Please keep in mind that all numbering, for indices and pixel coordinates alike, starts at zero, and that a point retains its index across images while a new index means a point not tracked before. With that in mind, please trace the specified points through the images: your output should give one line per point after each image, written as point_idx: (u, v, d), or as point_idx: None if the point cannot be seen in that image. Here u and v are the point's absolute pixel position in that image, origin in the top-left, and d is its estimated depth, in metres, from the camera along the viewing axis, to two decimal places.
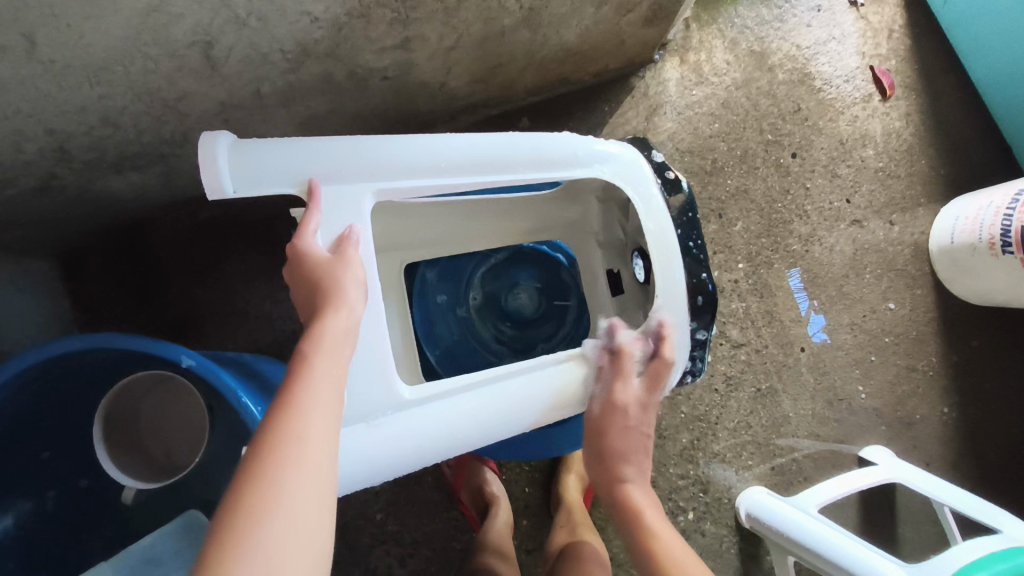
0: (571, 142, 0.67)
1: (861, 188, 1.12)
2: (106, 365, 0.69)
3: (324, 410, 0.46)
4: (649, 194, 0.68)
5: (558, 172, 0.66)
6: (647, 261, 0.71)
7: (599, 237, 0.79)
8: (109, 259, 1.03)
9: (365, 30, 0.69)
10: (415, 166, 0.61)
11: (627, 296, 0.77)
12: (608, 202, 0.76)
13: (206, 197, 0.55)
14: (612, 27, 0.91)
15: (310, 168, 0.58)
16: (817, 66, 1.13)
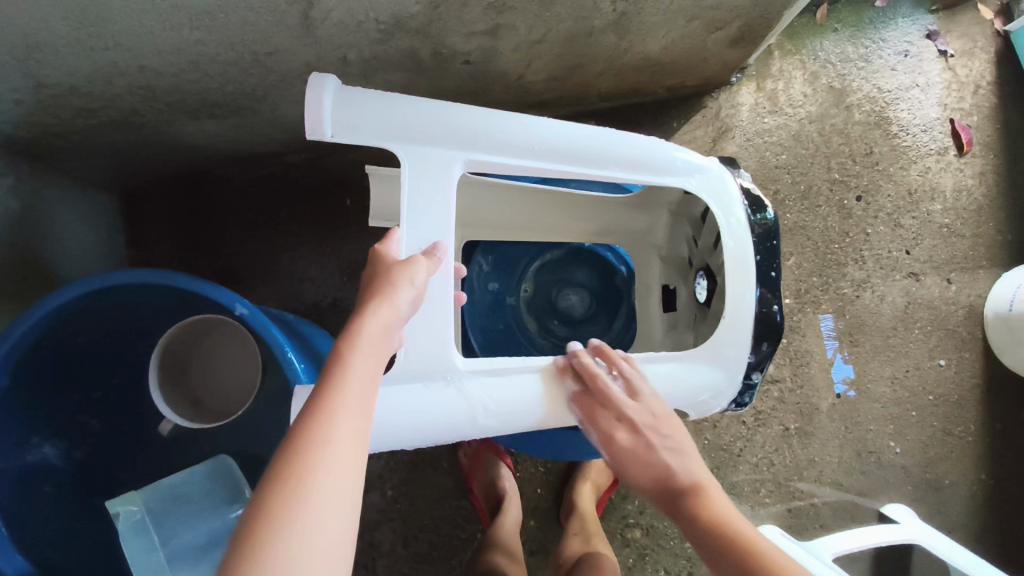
0: (663, 147, 0.65)
1: (923, 241, 1.10)
2: (160, 301, 0.71)
3: (356, 405, 0.47)
4: (733, 213, 0.65)
5: (643, 177, 0.65)
6: (711, 282, 0.69)
7: (662, 250, 0.79)
8: (168, 201, 1.06)
9: (460, 11, 0.69)
10: (506, 146, 0.60)
11: (678, 313, 0.76)
12: (679, 218, 0.76)
13: (306, 136, 0.55)
14: (697, 43, 0.90)
15: (405, 125, 0.57)
16: (896, 112, 1.11)
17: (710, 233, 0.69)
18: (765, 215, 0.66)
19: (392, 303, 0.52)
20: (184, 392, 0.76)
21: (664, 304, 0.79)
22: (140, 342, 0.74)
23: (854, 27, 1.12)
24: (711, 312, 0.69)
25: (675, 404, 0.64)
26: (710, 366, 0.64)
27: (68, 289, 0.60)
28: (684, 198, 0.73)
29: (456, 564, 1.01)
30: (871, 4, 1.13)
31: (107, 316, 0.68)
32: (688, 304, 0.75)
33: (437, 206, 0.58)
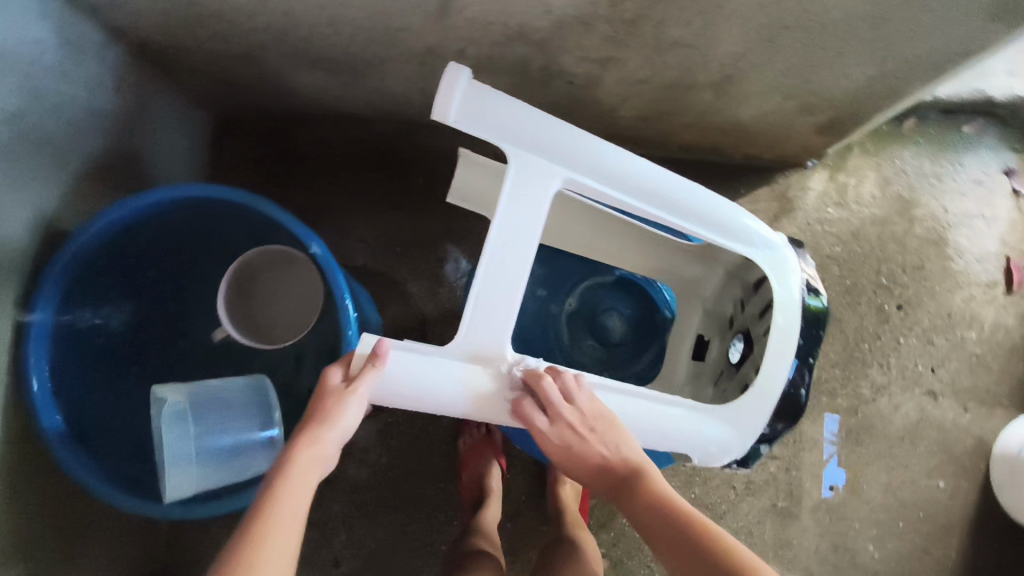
0: (741, 214, 0.69)
1: (951, 364, 1.12)
2: (247, 224, 0.80)
3: (283, 536, 0.50)
4: (791, 291, 0.69)
5: (716, 237, 0.68)
6: (746, 347, 0.73)
7: (707, 303, 0.82)
8: (258, 134, 1.12)
9: (580, 37, 0.74)
10: (606, 175, 0.63)
11: (705, 366, 0.81)
12: (733, 278, 0.79)
13: (431, 116, 0.57)
14: (786, 121, 0.95)
15: (523, 132, 0.60)
16: (956, 235, 1.14)
17: (762, 301, 0.72)
18: (817, 301, 0.70)
19: (330, 429, 0.55)
20: (238, 301, 0.80)
21: (694, 352, 0.83)
22: (208, 249, 0.85)
23: (937, 146, 1.15)
24: (739, 374, 0.73)
25: (692, 450, 0.67)
26: (732, 427, 0.67)
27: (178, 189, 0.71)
28: (742, 264, 0.76)
29: (428, 543, 1.05)
30: (959, 128, 1.16)
31: (197, 220, 0.79)
32: (718, 361, 0.79)
33: (531, 214, 0.60)
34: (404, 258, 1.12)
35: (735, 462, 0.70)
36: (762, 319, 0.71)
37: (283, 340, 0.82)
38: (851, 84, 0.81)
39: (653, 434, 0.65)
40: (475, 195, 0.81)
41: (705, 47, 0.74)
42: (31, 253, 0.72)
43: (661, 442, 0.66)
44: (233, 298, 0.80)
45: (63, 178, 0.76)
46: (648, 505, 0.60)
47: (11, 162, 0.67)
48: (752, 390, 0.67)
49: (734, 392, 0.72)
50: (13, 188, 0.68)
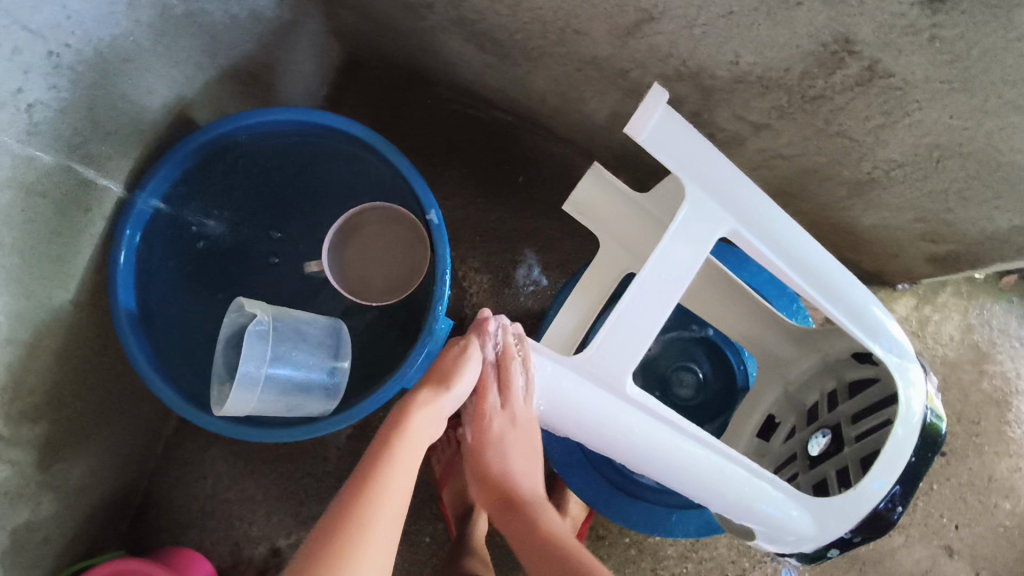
0: (875, 307, 0.68)
1: (977, 528, 1.08)
2: (372, 170, 0.79)
3: (403, 479, 0.58)
4: (913, 408, 0.65)
5: (850, 325, 0.67)
6: (832, 444, 0.71)
7: (790, 386, 0.81)
8: (373, 86, 1.09)
9: (752, 97, 0.72)
10: (766, 232, 0.65)
11: (772, 447, 0.80)
12: (829, 370, 0.77)
13: (626, 128, 0.62)
14: (903, 239, 0.93)
15: (699, 170, 0.63)
16: (1020, 403, 1.10)
17: (864, 404, 0.70)
18: (938, 423, 0.66)
19: (446, 395, 0.61)
20: (365, 233, 0.83)
21: (759, 429, 0.82)
22: (317, 182, 0.84)
23: None
24: (817, 468, 0.72)
25: (760, 527, 0.68)
26: (817, 521, 0.66)
27: (345, 123, 0.72)
28: (846, 361, 0.75)
29: (412, 530, 1.02)
30: None
31: (325, 150, 0.79)
32: (791, 447, 0.77)
33: (690, 249, 0.63)
34: (480, 248, 1.07)
35: (801, 552, 0.69)
36: (872, 429, 0.68)
37: (364, 298, 0.82)
38: (989, 227, 0.80)
39: (729, 498, 0.66)
40: (593, 213, 0.80)
41: (870, 145, 0.72)
42: (157, 130, 0.70)
43: (743, 511, 0.67)
44: (357, 231, 0.83)
45: (209, 69, 0.74)
46: (545, 539, 0.72)
47: (173, 38, 0.66)
48: (843, 495, 0.65)
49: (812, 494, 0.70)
50: (165, 65, 0.67)
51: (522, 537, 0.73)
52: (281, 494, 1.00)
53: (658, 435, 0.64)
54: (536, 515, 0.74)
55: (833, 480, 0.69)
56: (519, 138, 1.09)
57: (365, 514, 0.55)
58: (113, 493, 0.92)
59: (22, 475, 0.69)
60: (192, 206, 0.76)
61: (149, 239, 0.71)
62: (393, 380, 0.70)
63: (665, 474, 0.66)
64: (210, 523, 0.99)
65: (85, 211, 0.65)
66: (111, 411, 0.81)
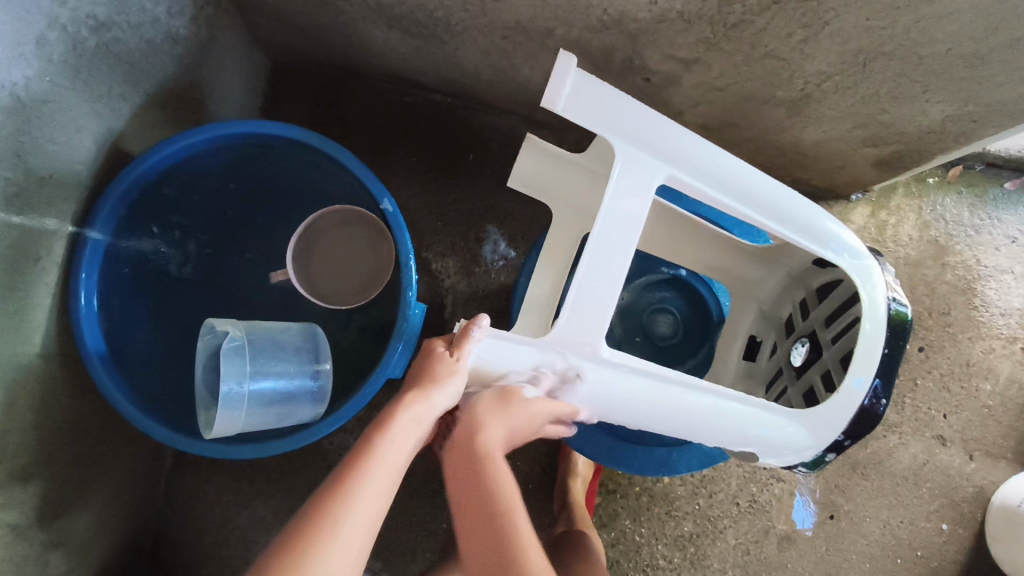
0: (824, 217, 0.69)
1: (963, 413, 1.12)
2: (319, 172, 0.79)
3: (379, 484, 0.57)
4: (877, 301, 0.68)
5: (802, 240, 0.69)
6: (812, 352, 0.75)
7: (763, 305, 0.85)
8: (306, 90, 1.08)
9: (677, 33, 0.73)
10: (704, 172, 0.66)
11: (759, 365, 0.84)
12: (795, 283, 0.81)
13: (543, 104, 0.60)
14: (847, 149, 0.95)
15: (624, 127, 0.63)
16: (984, 288, 1.14)
17: (832, 306, 0.74)
18: (903, 311, 0.68)
19: (433, 391, 0.61)
20: (327, 241, 0.84)
21: (746, 351, 0.86)
22: (267, 194, 0.84)
23: (977, 198, 1.16)
24: (803, 377, 0.75)
25: (763, 448, 0.69)
26: (811, 431, 0.68)
27: (282, 131, 0.72)
28: (808, 270, 0.79)
29: (427, 519, 1.03)
30: (1000, 183, 1.17)
31: (268, 160, 0.78)
32: (777, 362, 0.81)
33: (635, 205, 0.62)
34: (443, 232, 1.07)
35: (802, 463, 0.71)
36: (844, 331, 0.71)
37: (330, 302, 0.84)
38: (924, 121, 0.82)
39: (726, 428, 0.67)
40: (537, 183, 0.82)
41: (797, 62, 0.74)
42: (91, 168, 0.69)
43: (739, 439, 0.68)
44: (318, 237, 0.84)
45: (134, 98, 0.73)
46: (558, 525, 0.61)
47: (90, 71, 0.64)
48: (828, 402, 0.67)
49: (804, 402, 0.74)
50: (87, 100, 0.65)
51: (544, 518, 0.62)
52: (290, 511, 1.00)
53: (642, 388, 0.64)
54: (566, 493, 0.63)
55: (819, 385, 0.72)
56: (462, 119, 1.09)
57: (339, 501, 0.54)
58: (121, 540, 0.91)
59: (22, 536, 0.68)
60: (143, 241, 0.75)
61: (103, 279, 0.70)
62: (378, 371, 0.71)
63: (659, 424, 0.67)
64: (226, 551, 0.99)
65: (35, 261, 0.64)
66: (102, 459, 0.80)
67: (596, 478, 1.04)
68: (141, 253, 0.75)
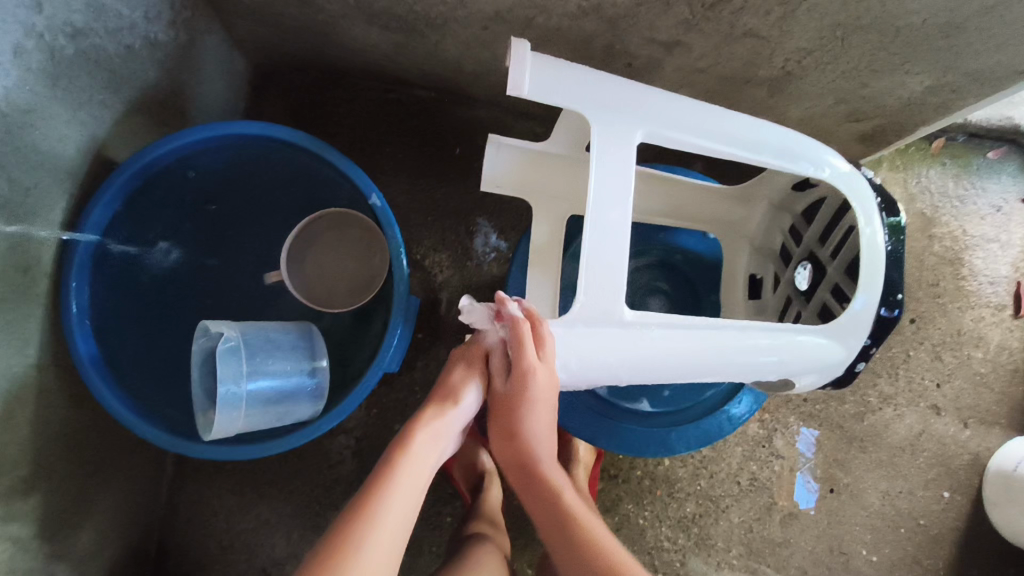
0: (806, 142, 0.70)
1: (956, 382, 1.13)
2: (307, 170, 0.79)
3: (409, 490, 0.58)
4: (869, 206, 0.69)
5: (786, 165, 0.70)
6: (816, 272, 0.76)
7: (756, 240, 0.87)
8: (289, 91, 1.07)
9: (657, 16, 0.73)
10: (681, 122, 0.66)
11: (764, 298, 0.86)
12: (780, 211, 0.83)
13: (506, 93, 0.60)
14: (831, 126, 0.95)
15: (590, 98, 0.63)
16: (971, 258, 1.15)
17: (824, 222, 0.75)
18: (896, 218, 0.70)
19: (452, 408, 0.65)
20: (331, 239, 0.84)
21: (749, 291, 0.88)
22: (256, 196, 0.84)
23: (961, 168, 1.17)
24: (813, 299, 0.77)
25: (801, 373, 0.70)
26: (841, 342, 0.69)
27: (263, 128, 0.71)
28: (791, 194, 0.81)
29: (432, 513, 1.03)
30: (983, 153, 1.18)
31: (256, 161, 0.78)
32: (781, 293, 0.83)
33: (619, 166, 0.63)
34: (434, 226, 1.07)
35: (835, 378, 0.73)
36: (843, 243, 0.72)
37: (313, 297, 0.83)
38: (905, 93, 0.83)
39: (760, 361, 0.68)
40: (512, 180, 0.81)
41: (777, 40, 0.75)
42: (76, 177, 0.69)
43: (774, 368, 0.69)
44: (321, 232, 0.83)
45: (116, 105, 0.72)
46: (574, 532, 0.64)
47: (71, 79, 0.64)
48: (850, 317, 0.69)
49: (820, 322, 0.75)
50: (68, 109, 0.65)
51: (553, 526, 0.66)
52: (295, 512, 1.01)
53: (671, 334, 0.64)
54: (568, 503, 0.67)
55: (832, 301, 0.74)
56: (446, 112, 1.09)
57: (374, 505, 0.56)
58: (126, 550, 0.91)
59: (26, 549, 0.68)
60: (132, 248, 0.75)
61: (93, 287, 0.70)
62: (374, 366, 0.71)
63: (695, 372, 0.67)
64: (232, 556, 1.00)
65: (25, 273, 0.63)
66: (103, 470, 0.80)
67: (598, 463, 1.05)
68: (130, 259, 0.75)
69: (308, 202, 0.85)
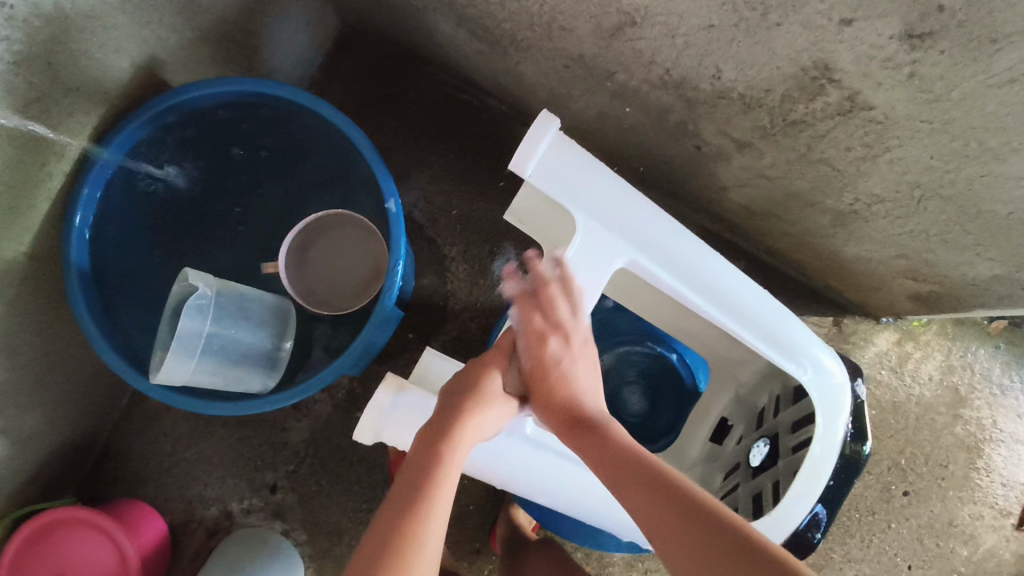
0: (802, 331, 0.67)
1: (930, 570, 1.06)
2: (343, 150, 0.78)
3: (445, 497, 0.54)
4: (833, 429, 0.65)
5: (765, 347, 0.66)
6: (770, 456, 0.71)
7: (741, 390, 0.81)
8: (368, 58, 1.07)
9: (735, 113, 0.69)
10: (668, 261, 0.65)
11: (722, 449, 0.81)
12: (775, 374, 0.76)
13: (511, 163, 0.62)
14: (886, 274, 0.90)
15: (593, 204, 0.64)
16: (992, 451, 1.08)
17: (799, 414, 0.69)
18: (859, 448, 0.67)
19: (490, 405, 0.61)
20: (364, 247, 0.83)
21: (714, 433, 0.83)
22: (292, 156, 0.84)
23: (1013, 357, 1.09)
24: (755, 479, 0.72)
25: None
26: None
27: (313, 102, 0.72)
28: None
29: (363, 508, 1.00)
30: None
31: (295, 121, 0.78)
32: (738, 452, 0.77)
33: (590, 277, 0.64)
34: (458, 235, 1.05)
35: None
36: (800, 445, 0.67)
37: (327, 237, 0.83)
38: (971, 272, 0.77)
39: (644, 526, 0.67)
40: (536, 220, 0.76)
41: (850, 177, 0.70)
42: (123, 87, 0.70)
43: None
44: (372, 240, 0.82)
45: (186, 29, 0.73)
46: (665, 497, 0.52)
47: None
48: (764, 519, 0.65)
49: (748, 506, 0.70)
50: (135, 23, 0.66)
51: (635, 492, 0.53)
52: (238, 458, 1.01)
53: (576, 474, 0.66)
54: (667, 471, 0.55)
55: (767, 493, 0.69)
56: (510, 129, 1.07)
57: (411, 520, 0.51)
58: (68, 442, 0.92)
59: None
60: (155, 166, 0.77)
61: (104, 197, 0.73)
62: (335, 364, 0.70)
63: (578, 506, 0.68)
64: (166, 479, 1.00)
65: (42, 165, 0.64)
66: (66, 361, 0.81)
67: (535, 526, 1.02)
68: (147, 179, 0.77)
69: (339, 178, 0.84)
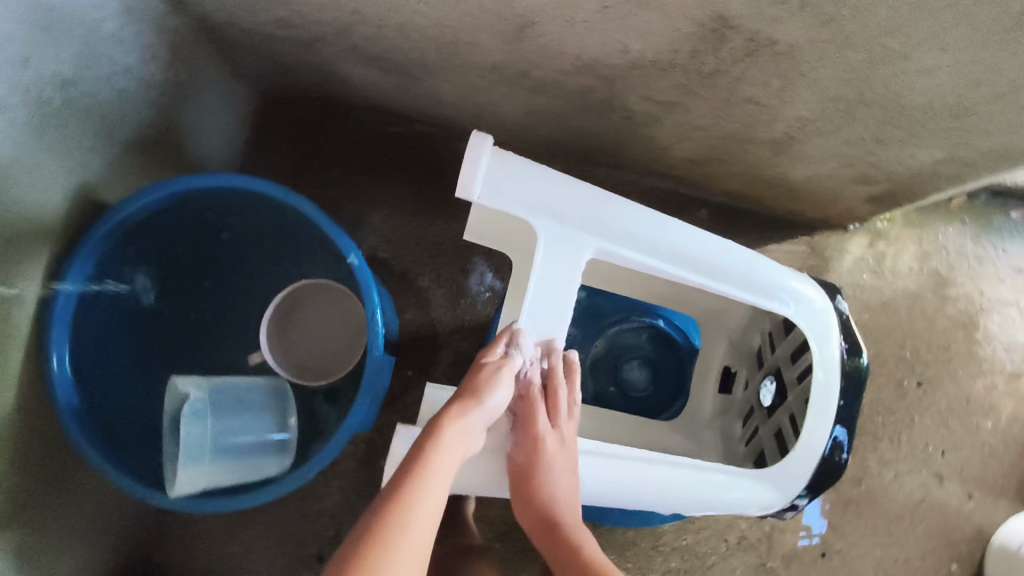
0: (774, 268, 0.70)
1: (962, 450, 1.09)
2: (291, 218, 0.79)
3: (430, 500, 0.52)
4: (829, 350, 0.68)
5: (742, 293, 0.69)
6: (779, 392, 0.73)
7: (733, 337, 0.84)
8: (291, 120, 1.07)
9: (653, 79, 0.71)
10: (632, 240, 0.66)
11: (733, 397, 0.83)
12: (761, 313, 0.79)
13: (456, 190, 0.62)
14: (839, 187, 0.92)
15: (547, 205, 0.64)
16: (986, 321, 1.11)
17: (793, 345, 0.72)
18: (859, 360, 0.69)
19: (476, 406, 0.59)
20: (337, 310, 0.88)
21: (721, 384, 0.85)
22: (244, 236, 0.84)
23: (980, 228, 1.13)
24: (773, 417, 0.74)
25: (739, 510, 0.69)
26: (781, 483, 0.68)
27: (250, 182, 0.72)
28: None
29: None
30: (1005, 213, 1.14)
31: (238, 203, 0.79)
32: (749, 396, 0.80)
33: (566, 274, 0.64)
34: (428, 264, 1.06)
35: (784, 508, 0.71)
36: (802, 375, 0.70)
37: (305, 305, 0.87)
38: (914, 163, 0.79)
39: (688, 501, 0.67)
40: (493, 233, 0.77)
41: (776, 107, 0.72)
42: (62, 219, 0.70)
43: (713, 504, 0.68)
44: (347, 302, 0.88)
45: (107, 147, 0.73)
46: None
47: (58, 128, 0.65)
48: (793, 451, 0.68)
49: (773, 445, 0.72)
50: (55, 156, 0.66)
51: None
52: (278, 539, 1.01)
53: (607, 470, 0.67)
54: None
55: (787, 428, 0.71)
56: (447, 149, 1.08)
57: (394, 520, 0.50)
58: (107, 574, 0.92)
59: None
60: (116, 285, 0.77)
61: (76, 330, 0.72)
62: (342, 426, 0.71)
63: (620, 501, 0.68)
64: None
65: (5, 318, 0.64)
66: (81, 498, 0.81)
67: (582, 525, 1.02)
68: (113, 300, 0.77)
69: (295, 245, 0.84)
